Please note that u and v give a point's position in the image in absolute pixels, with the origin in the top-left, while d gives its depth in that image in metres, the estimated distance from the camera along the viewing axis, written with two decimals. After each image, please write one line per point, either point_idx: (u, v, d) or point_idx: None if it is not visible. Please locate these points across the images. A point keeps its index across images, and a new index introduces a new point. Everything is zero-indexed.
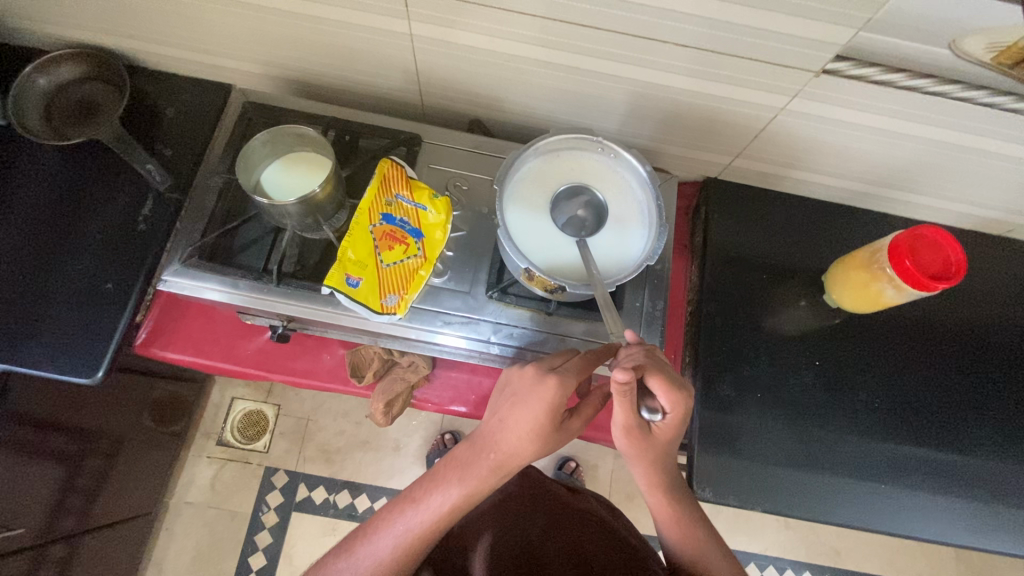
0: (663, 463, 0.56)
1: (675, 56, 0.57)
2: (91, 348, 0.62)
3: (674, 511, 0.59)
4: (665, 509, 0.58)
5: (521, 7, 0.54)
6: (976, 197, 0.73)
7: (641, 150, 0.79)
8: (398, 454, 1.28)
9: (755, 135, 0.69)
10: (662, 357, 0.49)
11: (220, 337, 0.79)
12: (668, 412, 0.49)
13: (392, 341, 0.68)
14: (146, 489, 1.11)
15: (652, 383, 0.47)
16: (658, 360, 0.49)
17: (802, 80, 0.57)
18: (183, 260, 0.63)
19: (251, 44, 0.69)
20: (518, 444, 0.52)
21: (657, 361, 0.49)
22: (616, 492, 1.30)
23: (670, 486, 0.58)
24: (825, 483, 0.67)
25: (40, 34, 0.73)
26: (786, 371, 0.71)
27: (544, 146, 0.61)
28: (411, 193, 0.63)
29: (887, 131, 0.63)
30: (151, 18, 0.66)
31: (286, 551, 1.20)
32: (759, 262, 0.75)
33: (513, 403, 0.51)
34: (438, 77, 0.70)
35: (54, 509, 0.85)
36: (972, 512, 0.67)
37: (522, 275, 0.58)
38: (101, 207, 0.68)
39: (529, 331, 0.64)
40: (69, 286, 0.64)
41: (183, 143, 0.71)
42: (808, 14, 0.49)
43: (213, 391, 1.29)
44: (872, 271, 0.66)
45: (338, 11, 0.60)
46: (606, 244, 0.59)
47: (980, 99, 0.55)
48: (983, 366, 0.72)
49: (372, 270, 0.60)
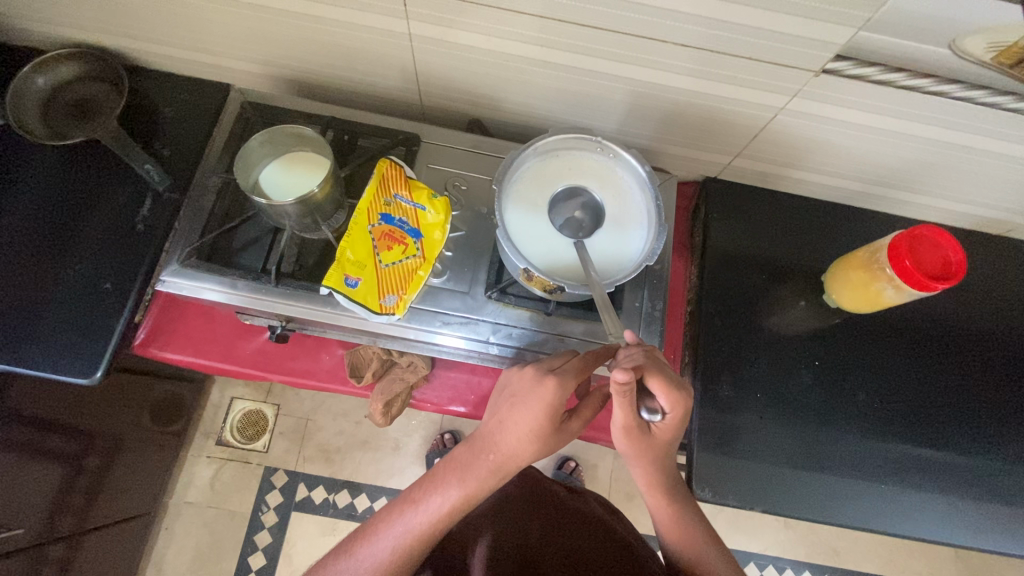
0: (663, 462, 0.56)
1: (675, 56, 0.57)
2: (89, 349, 0.62)
3: (673, 511, 0.58)
4: (664, 509, 0.58)
5: (521, 7, 0.54)
6: (976, 197, 0.73)
7: (640, 150, 0.79)
8: (397, 454, 1.28)
9: (755, 135, 0.69)
10: (662, 357, 0.49)
11: (219, 337, 0.79)
12: (668, 412, 0.49)
13: (391, 341, 0.68)
14: (145, 489, 1.11)
15: (652, 383, 0.47)
16: (658, 360, 0.49)
17: (802, 79, 0.57)
18: (181, 260, 0.63)
19: (250, 44, 0.69)
20: (518, 445, 0.52)
21: (657, 360, 0.49)
22: (616, 492, 1.30)
23: (670, 486, 0.58)
24: (825, 483, 0.67)
25: (38, 34, 0.72)
26: (786, 371, 0.71)
27: (543, 146, 0.61)
28: (410, 193, 0.63)
29: (887, 131, 0.63)
30: (149, 18, 0.66)
31: (286, 551, 1.20)
32: (758, 262, 0.75)
33: (513, 404, 0.51)
34: (438, 77, 0.69)
35: (53, 510, 0.85)
36: (972, 512, 0.67)
37: (522, 276, 0.58)
38: (99, 207, 0.68)
39: (529, 331, 0.64)
40: (67, 286, 0.64)
41: (182, 143, 0.71)
42: (808, 14, 0.49)
43: (212, 391, 1.29)
44: (872, 272, 0.66)
45: (337, 10, 0.60)
46: (605, 244, 0.59)
47: (980, 99, 0.55)
48: (983, 365, 0.72)
49: (371, 270, 0.60)
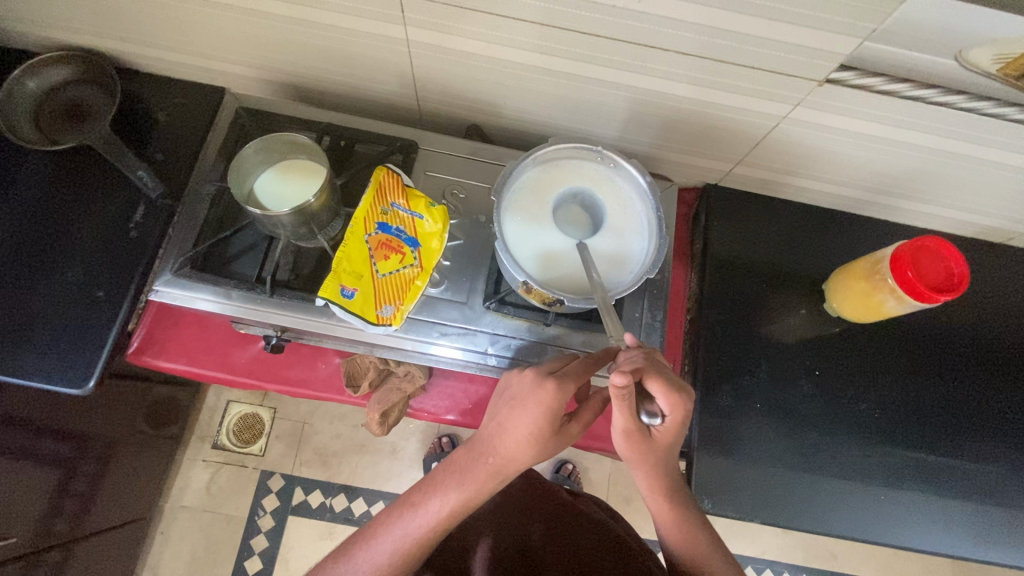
0: (665, 466, 0.54)
1: (676, 64, 0.56)
2: (83, 358, 0.61)
3: (677, 515, 0.57)
4: (666, 511, 0.57)
5: (519, 13, 0.53)
6: (981, 206, 0.73)
7: (640, 158, 0.78)
8: (395, 458, 1.28)
9: (756, 143, 0.68)
10: (666, 360, 0.48)
11: (214, 346, 0.78)
12: (668, 416, 0.47)
13: (388, 351, 0.67)
14: (140, 493, 1.10)
15: (653, 386, 0.45)
16: (660, 361, 0.48)
17: (804, 89, 0.56)
18: (174, 269, 0.62)
19: (243, 47, 0.68)
20: (517, 448, 0.51)
21: (659, 362, 0.48)
22: (614, 495, 1.30)
23: (672, 490, 0.57)
24: (824, 492, 0.66)
25: (26, 37, 0.71)
26: (786, 380, 0.70)
27: (543, 155, 0.60)
28: (407, 202, 0.62)
29: (891, 141, 0.62)
30: (140, 21, 0.65)
31: (282, 555, 1.19)
32: (759, 270, 0.74)
33: (512, 407, 0.50)
34: (435, 83, 0.68)
35: (46, 517, 0.84)
36: (973, 522, 0.67)
37: (522, 288, 0.57)
38: (90, 213, 0.67)
39: (527, 342, 0.64)
40: (59, 294, 0.63)
41: (176, 147, 0.70)
42: (813, 24, 0.48)
43: (207, 394, 1.28)
44: (873, 282, 0.66)
45: (332, 15, 0.59)
46: (606, 254, 0.58)
47: (986, 110, 0.55)
48: (984, 374, 0.72)
49: (367, 280, 0.59)
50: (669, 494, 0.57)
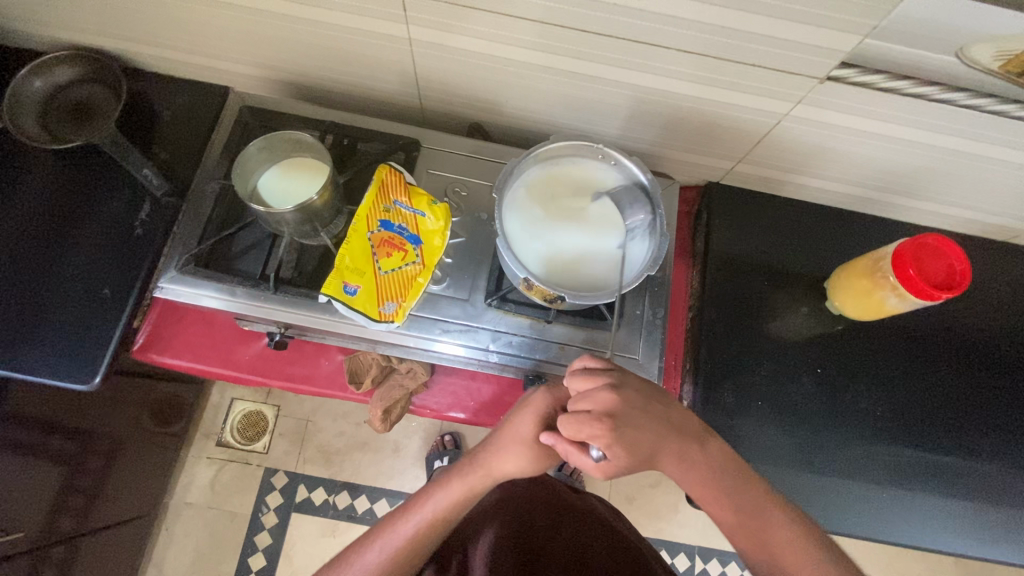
0: (700, 454, 0.52)
1: (678, 63, 0.57)
2: (88, 355, 0.62)
3: (733, 517, 0.51)
4: (719, 504, 0.52)
5: (521, 11, 0.53)
6: (982, 204, 0.73)
7: (642, 156, 0.79)
8: (397, 455, 1.28)
9: (757, 141, 0.69)
10: (582, 387, 0.49)
11: (219, 343, 0.79)
12: (602, 446, 0.47)
13: (391, 348, 0.68)
14: (145, 489, 1.11)
15: (567, 435, 0.48)
16: (592, 382, 0.49)
17: (805, 86, 0.56)
18: (179, 267, 0.63)
19: (246, 45, 0.68)
20: (509, 451, 0.53)
21: (591, 383, 0.49)
22: (616, 494, 1.30)
23: (726, 482, 0.52)
24: (825, 488, 0.67)
25: (34, 36, 0.72)
26: (786, 377, 0.70)
27: (543, 154, 0.60)
28: (410, 200, 0.62)
29: (892, 138, 0.62)
30: (147, 20, 0.65)
31: (285, 552, 1.20)
32: (759, 268, 0.74)
33: (512, 414, 0.54)
34: (438, 81, 0.69)
35: (53, 512, 0.85)
36: (971, 518, 0.67)
37: (522, 284, 0.58)
38: (96, 210, 0.68)
39: (528, 339, 0.64)
40: (67, 291, 0.64)
41: (181, 146, 0.71)
42: (814, 22, 0.48)
43: (212, 391, 1.29)
44: (875, 280, 0.66)
45: (335, 14, 0.59)
46: (606, 252, 0.58)
47: (988, 107, 0.55)
48: (984, 371, 0.72)
49: (370, 278, 0.60)
50: (717, 487, 0.52)
